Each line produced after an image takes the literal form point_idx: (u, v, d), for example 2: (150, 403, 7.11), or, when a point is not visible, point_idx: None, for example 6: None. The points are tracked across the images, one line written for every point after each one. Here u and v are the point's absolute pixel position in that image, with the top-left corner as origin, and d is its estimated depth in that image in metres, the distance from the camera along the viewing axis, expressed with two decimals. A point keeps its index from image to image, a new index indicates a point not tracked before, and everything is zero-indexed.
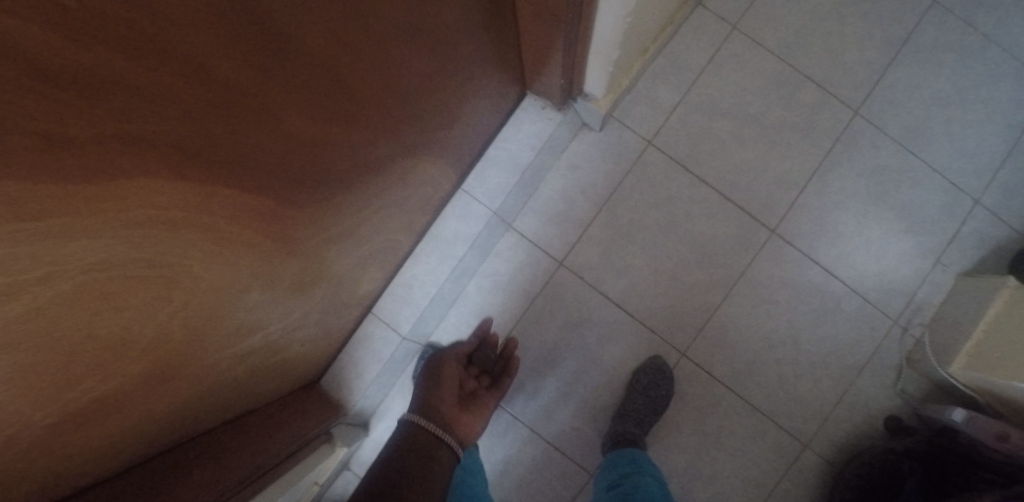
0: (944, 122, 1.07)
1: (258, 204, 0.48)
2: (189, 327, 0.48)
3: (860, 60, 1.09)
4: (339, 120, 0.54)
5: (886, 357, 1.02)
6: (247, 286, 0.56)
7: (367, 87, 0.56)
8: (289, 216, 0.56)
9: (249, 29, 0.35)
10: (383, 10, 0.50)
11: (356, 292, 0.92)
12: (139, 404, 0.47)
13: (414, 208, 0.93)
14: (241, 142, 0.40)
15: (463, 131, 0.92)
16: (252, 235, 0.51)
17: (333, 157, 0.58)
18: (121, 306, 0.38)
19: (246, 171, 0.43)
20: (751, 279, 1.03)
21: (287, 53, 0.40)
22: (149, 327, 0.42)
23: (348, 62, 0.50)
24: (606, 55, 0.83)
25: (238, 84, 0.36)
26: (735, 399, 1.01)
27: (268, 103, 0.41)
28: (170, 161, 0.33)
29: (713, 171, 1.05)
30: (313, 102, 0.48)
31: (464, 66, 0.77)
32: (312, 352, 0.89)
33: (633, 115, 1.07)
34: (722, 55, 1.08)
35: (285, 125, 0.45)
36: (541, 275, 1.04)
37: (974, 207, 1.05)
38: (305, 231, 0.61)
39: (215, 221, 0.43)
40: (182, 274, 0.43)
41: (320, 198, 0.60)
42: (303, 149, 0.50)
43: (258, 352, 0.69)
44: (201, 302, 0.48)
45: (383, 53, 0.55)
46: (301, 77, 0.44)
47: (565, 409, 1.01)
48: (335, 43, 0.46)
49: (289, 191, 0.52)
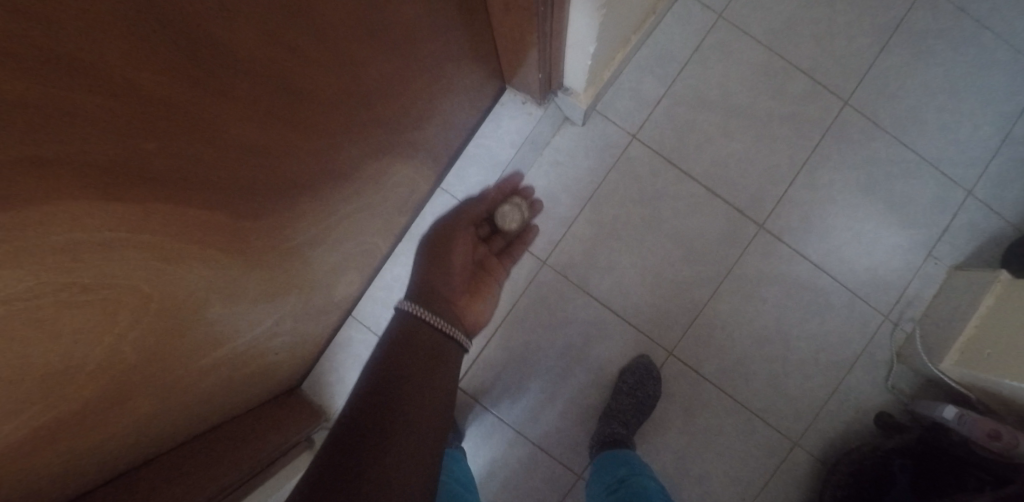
0: (936, 111, 1.04)
1: (207, 218, 0.45)
2: (146, 348, 0.46)
3: (849, 48, 1.05)
4: (291, 125, 0.51)
5: (876, 353, 1.01)
6: (207, 301, 0.54)
7: (322, 90, 0.54)
8: (244, 230, 0.54)
9: (178, 37, 0.32)
10: (331, 12, 0.47)
11: (332, 296, 0.91)
12: (96, 429, 0.45)
13: (390, 210, 0.90)
14: (182, 154, 0.37)
15: (438, 129, 0.89)
16: (202, 250, 0.48)
17: (289, 164, 0.55)
18: (64, 335, 0.35)
19: (189, 182, 0.40)
20: (739, 275, 1.01)
21: (226, 58, 0.37)
22: (97, 353, 0.40)
23: (295, 65, 0.47)
24: (583, 48, 0.80)
25: (173, 93, 0.33)
26: (723, 398, 1.00)
27: (208, 111, 0.38)
28: (99, 182, 0.30)
29: (701, 165, 1.03)
30: (259, 109, 0.45)
31: (433, 61, 0.74)
32: (289, 358, 0.87)
33: (617, 109, 1.04)
34: (708, 45, 1.05)
35: (229, 135, 0.42)
36: (524, 275, 1.01)
37: (966, 198, 1.02)
38: (264, 241, 0.59)
39: (157, 238, 0.40)
40: (129, 296, 0.40)
41: (278, 208, 0.58)
42: (252, 158, 0.48)
43: (229, 364, 0.67)
44: (156, 321, 0.46)
45: (336, 56, 0.53)
46: (244, 85, 0.41)
47: (551, 410, 1.00)
48: (280, 48, 0.43)
49: (239, 202, 0.49)
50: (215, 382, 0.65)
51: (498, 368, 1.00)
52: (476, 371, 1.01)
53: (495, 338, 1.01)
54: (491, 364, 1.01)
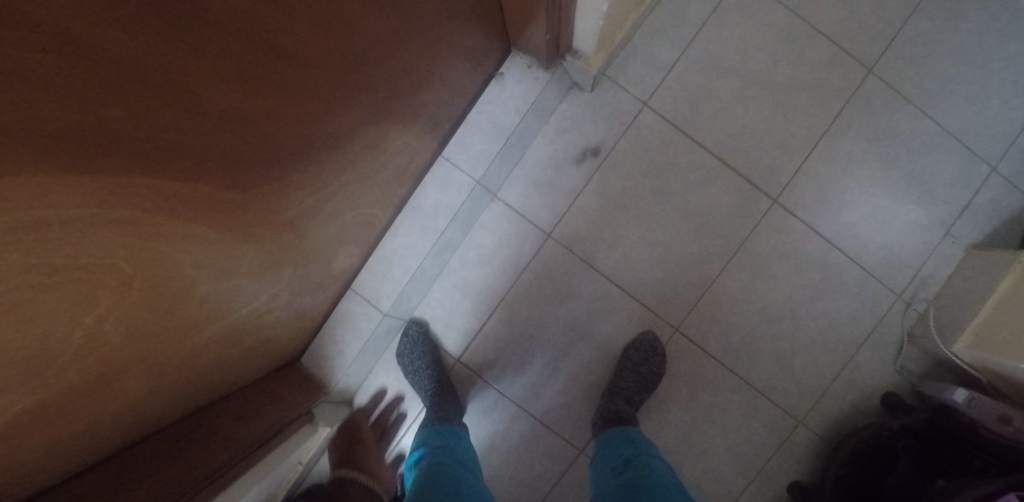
0: (964, 81, 0.99)
1: (187, 191, 0.42)
2: (131, 326, 0.44)
3: (877, 12, 0.99)
4: (273, 91, 0.48)
5: (887, 332, 0.98)
6: (195, 276, 0.51)
7: (307, 52, 0.50)
8: (227, 203, 0.51)
9: None
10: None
11: (331, 268, 0.88)
12: (87, 405, 0.44)
13: (389, 179, 0.87)
14: (150, 120, 0.34)
15: (439, 94, 0.85)
16: (188, 226, 0.46)
17: (275, 134, 0.52)
18: (37, 315, 0.32)
19: (164, 156, 0.37)
20: (750, 252, 0.98)
21: (199, 15, 0.33)
22: (80, 333, 0.38)
23: (276, 22, 0.42)
24: (594, 8, 0.75)
25: (142, 59, 0.30)
26: (728, 376, 0.98)
27: (180, 73, 0.34)
28: (70, 155, 0.28)
29: (714, 136, 0.98)
30: (238, 70, 0.41)
31: (433, 20, 0.70)
32: (286, 330, 0.86)
33: (628, 75, 0.99)
34: (726, 7, 0.99)
35: (207, 103, 0.39)
36: (528, 249, 0.98)
37: (990, 175, 0.98)
38: (248, 214, 0.56)
39: (136, 215, 0.38)
40: (106, 274, 0.37)
41: (264, 179, 0.55)
42: (233, 128, 0.44)
43: (226, 335, 0.65)
44: (140, 298, 0.44)
45: (325, 14, 0.49)
46: (222, 48, 0.38)
47: (553, 385, 0.99)
48: (263, 5, 0.39)
49: (223, 174, 0.47)
50: (211, 351, 0.63)
51: (500, 343, 0.99)
52: (477, 345, 0.99)
53: (497, 313, 0.99)
54: (493, 338, 0.99)
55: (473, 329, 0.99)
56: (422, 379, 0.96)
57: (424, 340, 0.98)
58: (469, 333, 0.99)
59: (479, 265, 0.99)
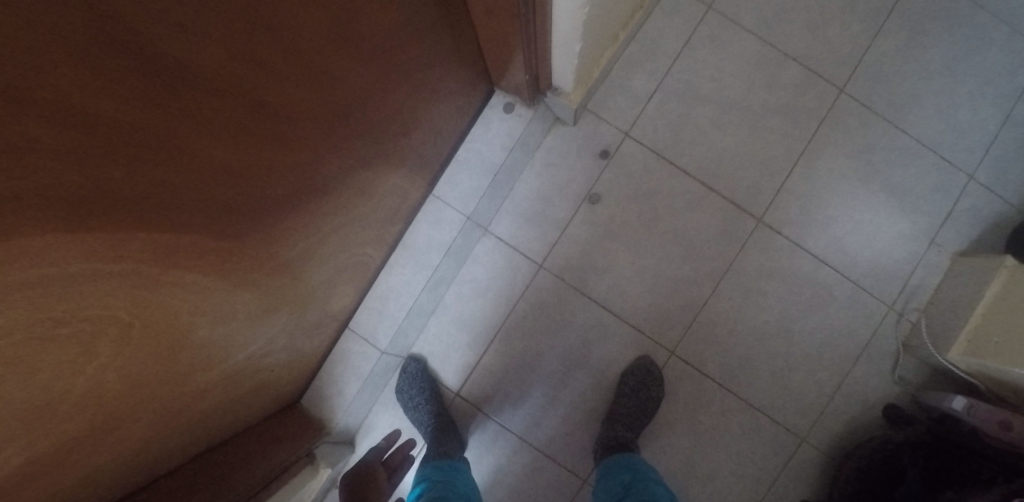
0: (934, 95, 1.02)
1: (183, 242, 0.44)
2: (130, 375, 0.45)
3: (844, 34, 1.03)
4: (266, 143, 0.50)
5: (883, 343, 0.99)
6: (193, 323, 0.53)
7: (296, 106, 0.52)
8: (222, 251, 0.52)
9: (140, 61, 0.30)
10: (298, 23, 0.46)
11: (327, 310, 0.90)
12: (84, 457, 0.45)
13: (381, 220, 0.89)
14: (148, 180, 0.36)
15: (426, 134, 0.88)
16: (184, 274, 0.47)
17: (268, 183, 0.54)
18: (38, 371, 0.34)
19: (162, 210, 0.39)
20: (739, 271, 0.99)
21: (189, 80, 0.35)
22: (78, 385, 0.39)
23: (264, 81, 0.45)
24: (568, 48, 0.79)
25: (141, 123, 0.32)
26: (727, 396, 0.98)
27: (174, 135, 0.36)
28: (71, 218, 0.30)
29: (695, 160, 1.01)
30: (230, 128, 0.43)
31: (418, 67, 0.74)
32: (286, 373, 0.87)
33: (608, 107, 1.02)
34: (699, 37, 1.03)
35: (202, 159, 0.41)
36: (521, 279, 1.00)
37: (968, 183, 1.01)
38: (244, 260, 0.58)
39: (134, 266, 0.39)
40: (106, 326, 0.39)
41: (258, 226, 0.57)
42: (227, 179, 0.46)
43: (224, 384, 0.66)
44: (140, 347, 0.45)
45: (310, 70, 0.51)
46: (215, 108, 0.40)
47: (554, 415, 0.98)
48: (252, 67, 0.42)
49: (218, 223, 0.49)
50: (210, 400, 0.64)
51: (499, 374, 0.99)
52: (476, 378, 1.00)
53: (494, 345, 1.00)
54: (491, 370, 0.99)
55: (471, 362, 1.00)
56: (422, 415, 0.96)
57: (422, 376, 0.99)
58: (467, 366, 1.00)
59: (474, 298, 1.00)
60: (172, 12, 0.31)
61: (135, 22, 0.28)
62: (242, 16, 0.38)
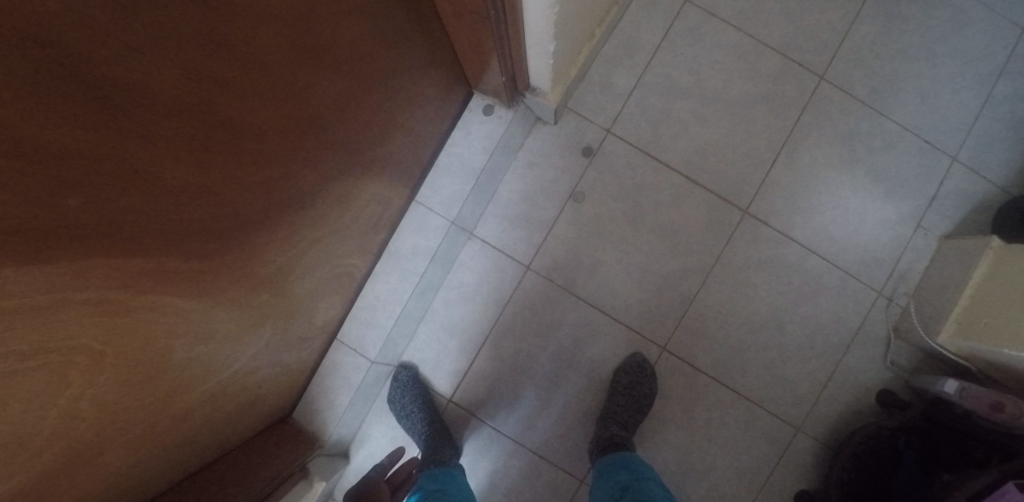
0: (914, 78, 1.02)
1: (152, 265, 0.43)
2: (107, 401, 0.44)
3: (821, 21, 1.03)
4: (234, 161, 0.49)
5: (873, 329, 0.99)
6: (172, 345, 0.52)
7: (263, 122, 0.51)
8: (196, 271, 0.51)
9: (108, 91, 0.30)
10: (259, 36, 0.44)
11: (313, 322, 0.89)
12: (66, 486, 0.44)
13: (363, 229, 0.88)
14: (109, 204, 0.34)
15: (405, 141, 0.87)
16: (159, 297, 0.46)
17: (241, 200, 0.53)
18: (8, 405, 0.32)
19: (130, 234, 0.38)
20: (728, 264, 0.99)
21: (159, 105, 0.35)
22: (51, 414, 0.38)
23: (229, 98, 0.44)
24: (543, 48, 0.78)
25: (110, 150, 0.32)
26: (721, 390, 0.98)
27: (138, 158, 0.35)
28: (38, 250, 0.29)
29: (679, 155, 1.00)
30: (198, 148, 0.42)
31: (391, 75, 0.73)
32: (275, 388, 0.86)
33: (589, 104, 1.01)
34: (677, 30, 1.02)
35: (173, 181, 0.41)
36: (509, 282, 0.99)
37: (952, 165, 1.00)
38: (219, 279, 0.57)
39: (106, 292, 0.38)
40: (77, 355, 0.38)
41: (233, 244, 0.56)
42: (198, 200, 0.46)
43: (209, 402, 0.65)
44: (116, 373, 0.44)
45: (278, 85, 0.51)
46: (185, 131, 0.39)
47: (548, 417, 0.98)
48: (219, 86, 0.41)
49: (191, 244, 0.48)
50: (195, 420, 0.63)
51: (491, 378, 0.98)
52: (467, 384, 0.99)
53: (484, 350, 0.99)
54: (483, 375, 0.99)
55: (462, 368, 0.99)
56: (416, 423, 0.94)
57: (414, 385, 0.98)
58: (458, 373, 0.99)
59: (463, 304, 0.99)
60: (127, 32, 0.29)
61: (90, 45, 0.27)
62: (200, 33, 0.37)
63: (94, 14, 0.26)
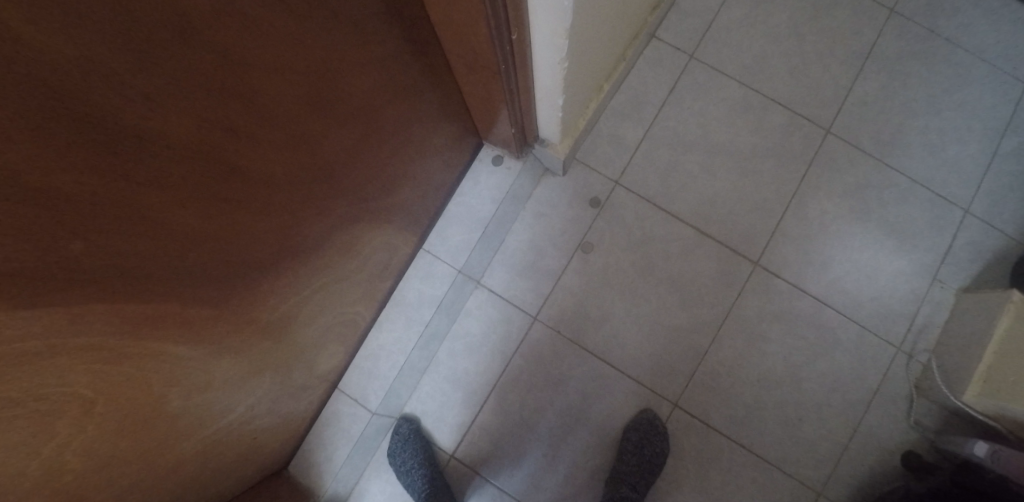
0: (920, 131, 1.03)
1: (152, 310, 0.42)
2: (93, 454, 0.42)
3: (825, 77, 1.05)
4: (242, 207, 0.48)
5: (894, 387, 0.95)
6: (167, 393, 0.50)
7: (277, 169, 0.52)
8: (196, 317, 0.50)
9: (130, 141, 0.30)
10: (275, 88, 0.45)
11: (315, 371, 0.87)
12: None
13: (370, 277, 0.88)
14: (111, 249, 0.34)
15: (415, 189, 0.88)
16: (156, 344, 0.45)
17: (248, 246, 0.53)
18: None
19: (132, 278, 0.38)
20: (739, 316, 0.97)
21: (177, 153, 0.36)
22: (34, 466, 0.35)
23: (240, 146, 0.44)
24: (552, 101, 0.80)
25: (123, 196, 0.32)
26: (735, 449, 0.93)
27: (143, 204, 0.34)
28: (38, 295, 0.29)
29: (687, 205, 1.00)
30: (209, 193, 0.42)
31: (404, 124, 0.75)
32: (272, 439, 0.83)
33: (597, 155, 1.03)
34: (683, 84, 1.05)
35: (181, 225, 0.40)
36: (515, 333, 0.97)
37: (965, 218, 0.99)
38: (219, 325, 0.56)
39: (103, 338, 0.37)
40: (66, 404, 0.36)
41: (236, 289, 0.55)
42: (205, 245, 0.45)
43: (201, 457, 0.63)
44: (104, 424, 0.42)
45: (295, 134, 0.52)
46: (200, 177, 0.40)
47: (554, 475, 0.93)
48: (236, 136, 0.42)
49: (193, 288, 0.47)
50: (186, 474, 0.60)
51: (496, 433, 0.95)
52: (471, 438, 0.95)
53: (489, 403, 0.96)
54: (487, 430, 0.95)
55: (466, 421, 0.96)
56: (416, 481, 0.90)
57: (415, 438, 0.94)
58: (462, 426, 0.96)
59: (468, 354, 0.97)
60: (144, 83, 0.29)
61: (104, 95, 0.26)
62: (216, 84, 0.37)
63: (111, 64, 0.26)
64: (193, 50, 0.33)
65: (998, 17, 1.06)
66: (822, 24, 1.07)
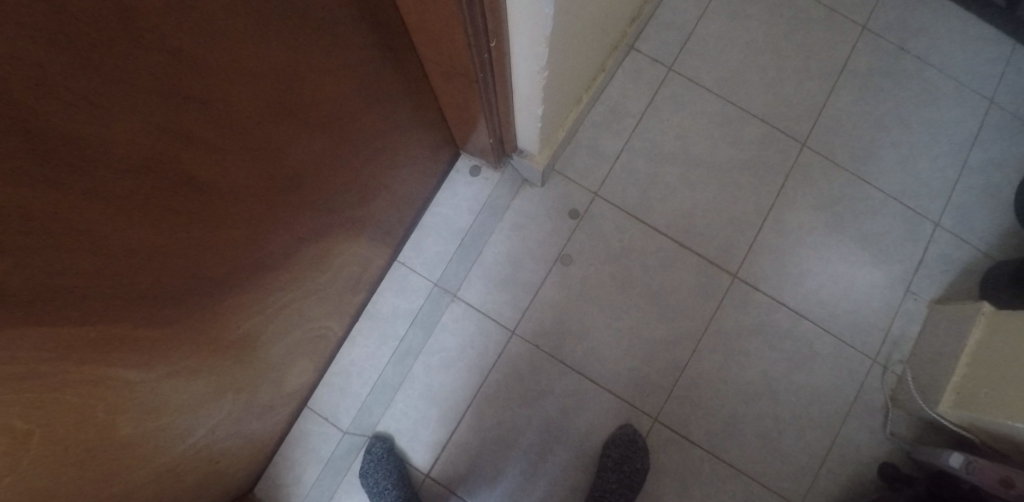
0: (892, 146, 1.05)
1: (97, 333, 0.39)
2: (33, 495, 0.38)
3: (800, 92, 1.07)
4: (201, 219, 0.45)
5: (869, 399, 0.96)
6: (113, 421, 0.46)
7: (241, 181, 0.49)
8: (148, 339, 0.47)
9: (74, 157, 0.28)
10: (240, 95, 0.42)
11: (283, 389, 0.83)
12: None
13: (341, 290, 0.85)
14: (52, 271, 0.31)
15: (389, 199, 0.86)
16: (104, 369, 0.42)
17: (207, 261, 0.50)
18: None
19: (75, 300, 0.35)
20: (718, 329, 0.97)
21: (131, 165, 0.33)
22: None
23: (198, 154, 0.40)
24: (530, 111, 0.78)
25: (64, 214, 0.29)
26: (716, 464, 0.92)
27: (80, 216, 0.31)
28: None
29: (666, 218, 1.00)
30: (164, 208, 0.39)
31: (377, 132, 0.72)
32: (235, 462, 0.79)
33: (576, 166, 1.02)
34: (662, 96, 1.05)
35: (132, 241, 0.37)
36: (493, 348, 0.95)
37: (935, 230, 1.01)
38: (175, 345, 0.52)
39: (44, 366, 0.34)
40: (1, 439, 0.32)
41: (193, 307, 0.52)
42: (158, 261, 0.42)
43: (156, 485, 0.58)
44: (46, 456, 0.38)
45: (260, 144, 0.49)
46: (155, 189, 0.37)
47: (532, 494, 0.91)
48: (198, 147, 0.40)
49: (143, 308, 0.44)
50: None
51: (473, 451, 0.92)
52: (446, 457, 0.92)
53: (465, 420, 0.93)
54: (463, 448, 0.92)
55: (441, 438, 0.93)
56: None
57: (389, 458, 0.90)
58: (437, 444, 0.93)
59: (444, 369, 0.94)
60: (91, 89, 0.27)
61: (34, 98, 0.23)
62: (167, 86, 0.33)
63: (45, 63, 0.23)
64: (145, 51, 0.30)
65: (964, 35, 1.10)
66: (797, 39, 1.09)
